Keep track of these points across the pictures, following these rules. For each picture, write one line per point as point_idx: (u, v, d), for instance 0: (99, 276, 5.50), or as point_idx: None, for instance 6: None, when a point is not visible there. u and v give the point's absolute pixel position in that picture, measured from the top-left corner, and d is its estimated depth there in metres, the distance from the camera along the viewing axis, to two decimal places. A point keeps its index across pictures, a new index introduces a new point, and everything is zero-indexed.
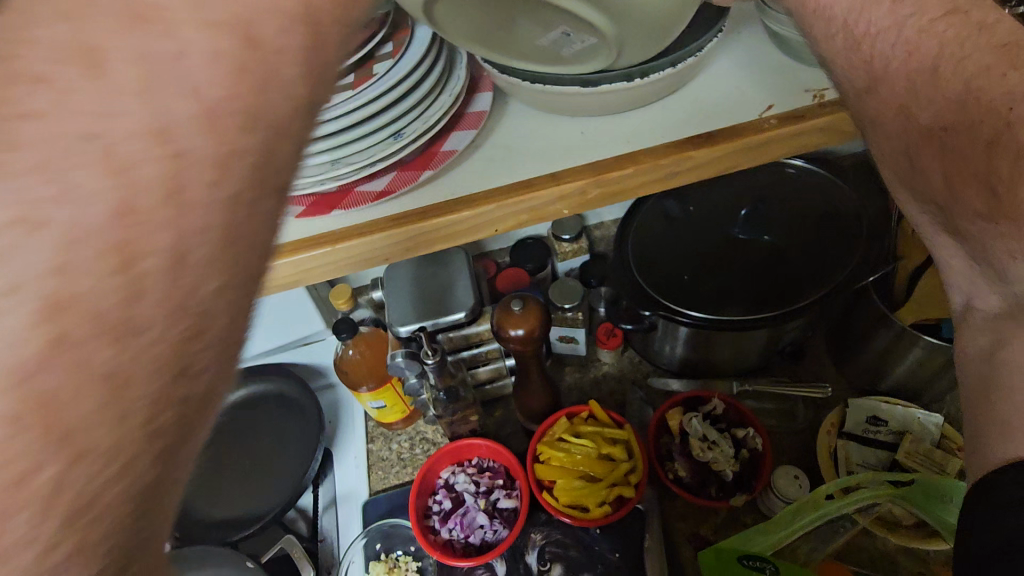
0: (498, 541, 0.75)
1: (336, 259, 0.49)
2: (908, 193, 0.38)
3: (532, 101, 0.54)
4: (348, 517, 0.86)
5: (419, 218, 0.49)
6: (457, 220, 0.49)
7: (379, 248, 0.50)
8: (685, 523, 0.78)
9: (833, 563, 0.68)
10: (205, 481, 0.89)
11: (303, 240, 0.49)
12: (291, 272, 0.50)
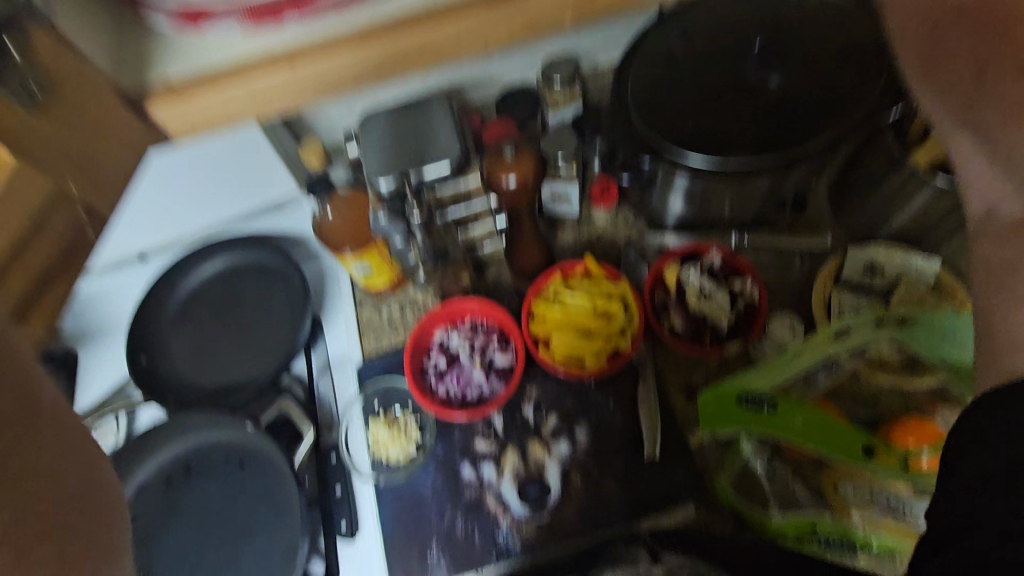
0: (493, 396, 0.75)
1: (297, 83, 0.42)
2: (938, 97, 0.39)
3: None
4: (343, 379, 0.85)
5: (396, 33, 0.41)
6: (444, 38, 0.42)
7: (349, 68, 0.42)
8: (678, 374, 0.77)
9: (826, 401, 0.70)
10: (191, 350, 0.87)
11: (241, 65, 0.41)
12: (242, 107, 0.42)
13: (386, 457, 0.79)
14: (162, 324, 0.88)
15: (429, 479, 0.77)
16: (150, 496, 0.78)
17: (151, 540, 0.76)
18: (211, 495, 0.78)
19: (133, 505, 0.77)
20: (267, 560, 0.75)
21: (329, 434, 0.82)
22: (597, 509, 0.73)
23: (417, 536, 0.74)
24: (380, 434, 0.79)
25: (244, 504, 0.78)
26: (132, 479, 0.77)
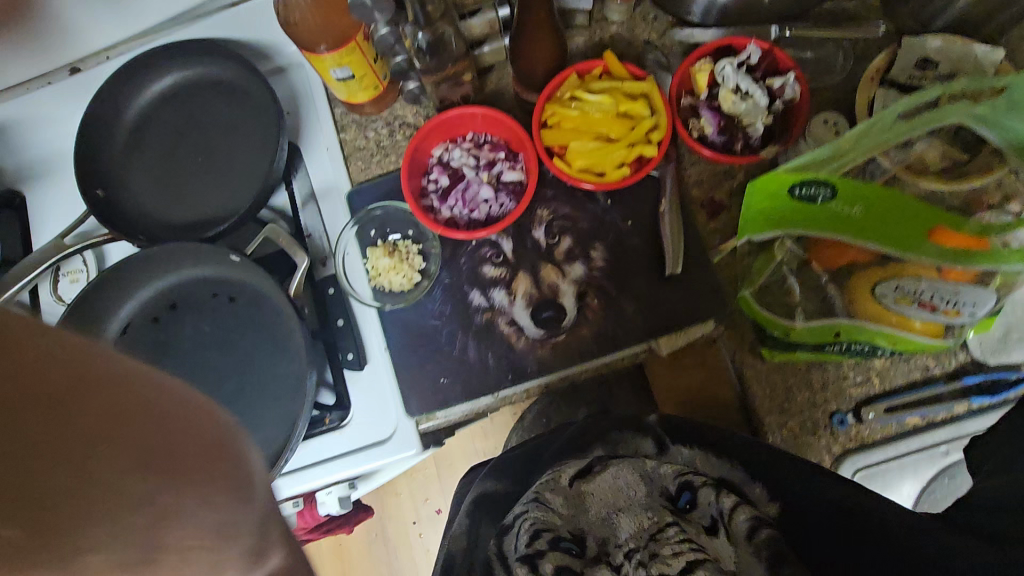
0: (504, 213, 0.67)
1: None
2: None
3: None
4: (332, 209, 0.78)
5: None
6: None
7: None
8: (701, 189, 0.72)
9: None
10: (153, 181, 0.77)
11: None
12: None
13: (389, 285, 0.74)
14: (115, 152, 0.77)
15: (437, 306, 0.73)
16: (141, 335, 0.74)
17: None
18: (205, 332, 0.74)
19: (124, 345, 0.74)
20: (274, 390, 0.72)
21: (324, 267, 0.75)
22: (616, 328, 0.70)
23: (428, 363, 0.72)
24: (381, 261, 0.73)
25: (242, 338, 0.73)
26: (116, 317, 0.74)
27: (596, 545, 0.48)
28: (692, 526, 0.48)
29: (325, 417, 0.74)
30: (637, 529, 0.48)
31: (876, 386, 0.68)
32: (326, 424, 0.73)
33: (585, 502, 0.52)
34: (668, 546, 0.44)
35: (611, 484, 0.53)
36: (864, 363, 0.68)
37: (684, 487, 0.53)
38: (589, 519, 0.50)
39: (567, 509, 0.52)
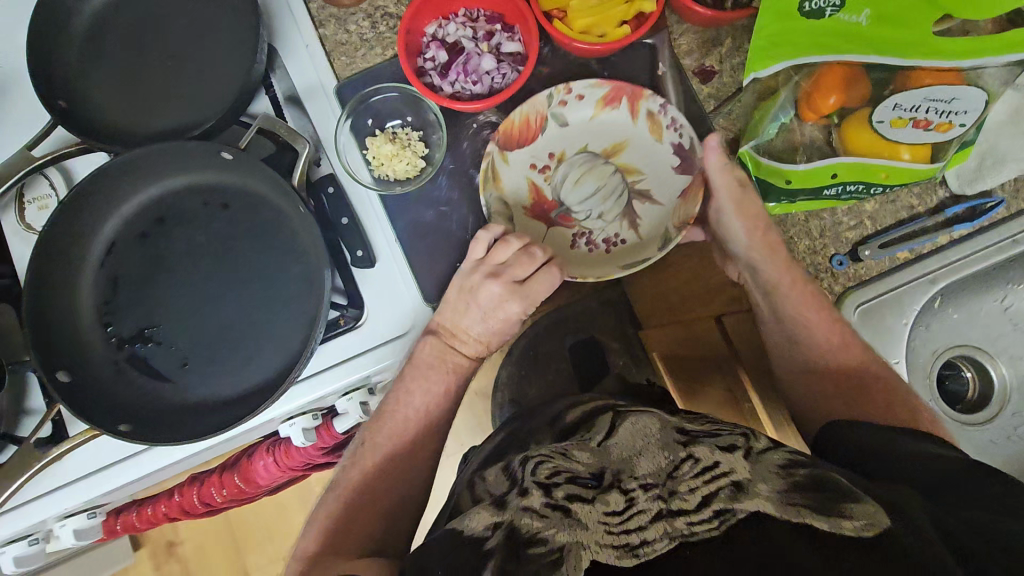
0: (506, 84, 0.67)
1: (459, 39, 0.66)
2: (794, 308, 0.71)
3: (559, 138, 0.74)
4: (322, 106, 0.74)
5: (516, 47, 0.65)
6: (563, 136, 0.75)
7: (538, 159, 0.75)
8: (692, 58, 0.75)
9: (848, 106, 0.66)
10: (121, 89, 0.71)
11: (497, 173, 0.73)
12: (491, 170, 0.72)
13: (392, 174, 0.72)
14: (72, 58, 0.70)
15: (444, 193, 0.73)
16: (129, 253, 0.69)
17: (149, 294, 0.69)
18: (200, 243, 0.70)
19: (111, 265, 0.69)
20: (288, 291, 0.69)
21: (319, 167, 0.72)
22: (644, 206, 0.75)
23: (439, 251, 0.73)
24: (383, 149, 0.72)
25: (241, 248, 0.70)
26: (97, 234, 0.69)
27: (612, 476, 0.51)
28: (706, 448, 0.50)
29: (341, 317, 0.71)
30: (657, 469, 0.50)
31: (869, 228, 0.72)
32: (343, 325, 0.71)
33: (609, 451, 0.55)
34: (684, 483, 0.46)
35: (632, 432, 0.57)
36: (857, 209, 0.72)
37: (707, 432, 0.55)
38: (613, 462, 0.53)
39: (589, 459, 0.54)
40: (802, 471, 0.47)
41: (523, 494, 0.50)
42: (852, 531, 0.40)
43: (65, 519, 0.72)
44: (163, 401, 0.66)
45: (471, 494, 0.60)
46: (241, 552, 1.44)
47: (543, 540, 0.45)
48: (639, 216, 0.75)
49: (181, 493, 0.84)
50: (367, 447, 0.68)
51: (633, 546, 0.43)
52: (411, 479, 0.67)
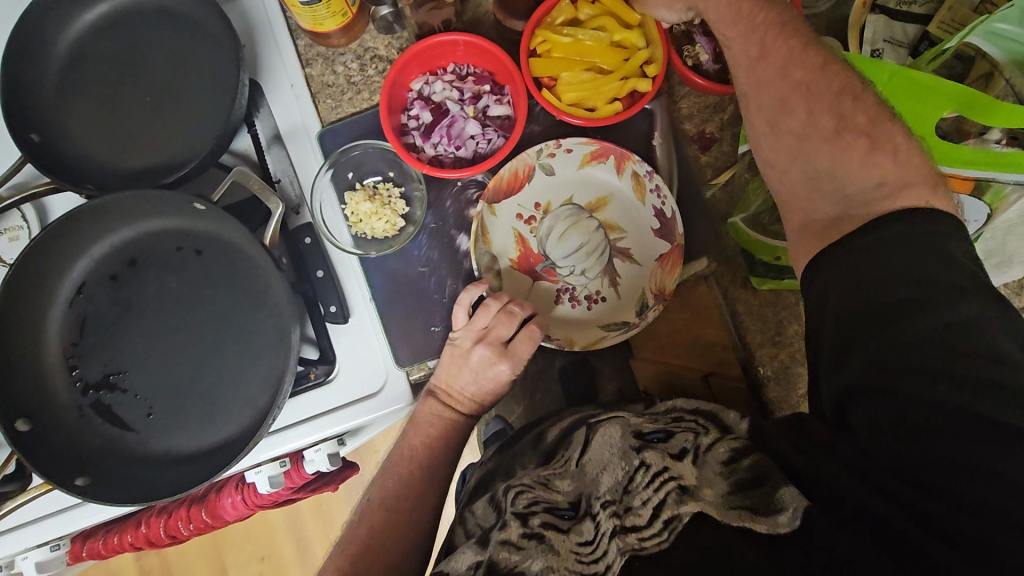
0: (492, 152, 0.66)
1: (445, 111, 0.66)
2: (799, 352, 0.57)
3: (549, 192, 0.72)
4: (303, 149, 0.72)
5: (498, 130, 0.66)
6: (548, 185, 0.72)
7: (527, 208, 0.72)
8: (692, 123, 0.73)
9: None
10: (95, 125, 0.68)
11: (482, 231, 0.69)
12: (477, 226, 0.69)
13: (370, 232, 0.71)
14: (45, 94, 0.67)
15: (423, 252, 0.72)
16: (97, 294, 0.68)
17: (116, 339, 0.67)
18: (171, 289, 0.68)
19: (80, 305, 0.67)
20: (259, 342, 0.67)
21: (297, 216, 0.69)
22: (639, 251, 0.71)
23: (415, 307, 0.72)
24: (362, 206, 0.70)
25: (212, 293, 0.68)
26: (66, 274, 0.67)
27: (585, 502, 0.47)
28: (656, 452, 0.47)
29: (310, 371, 0.69)
30: (615, 482, 0.46)
31: None
32: (313, 379, 0.69)
33: (584, 470, 0.50)
34: (637, 496, 0.45)
35: (600, 442, 0.51)
36: None
37: (660, 429, 0.51)
38: (585, 481, 0.49)
39: (568, 485, 0.49)
40: (746, 465, 0.46)
41: (501, 527, 0.46)
42: (787, 525, 0.41)
43: (27, 551, 0.73)
44: (125, 451, 0.65)
45: (462, 529, 0.56)
46: (218, 548, 1.42)
47: (518, 573, 0.42)
48: (619, 274, 0.71)
49: (148, 525, 0.82)
50: (374, 505, 0.63)
51: (599, 573, 0.41)
52: (405, 530, 0.61)
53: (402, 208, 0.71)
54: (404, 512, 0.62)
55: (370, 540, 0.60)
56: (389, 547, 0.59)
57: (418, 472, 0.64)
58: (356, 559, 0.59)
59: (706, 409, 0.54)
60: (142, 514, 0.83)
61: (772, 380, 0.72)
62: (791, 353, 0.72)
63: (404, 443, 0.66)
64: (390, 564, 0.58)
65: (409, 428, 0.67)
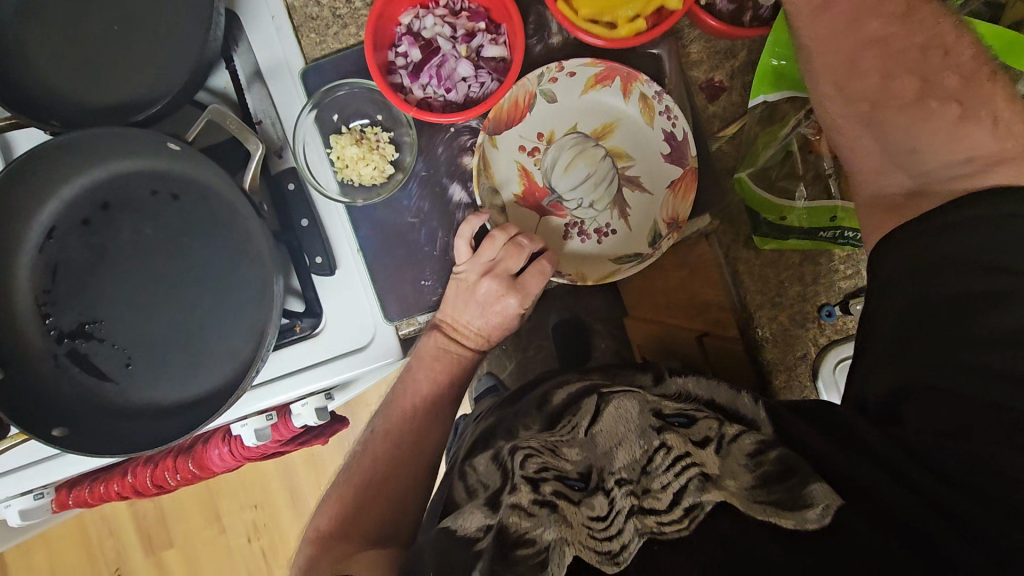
0: (484, 96, 0.61)
1: (435, 52, 0.61)
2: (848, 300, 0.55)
3: (551, 121, 0.68)
4: (285, 88, 0.67)
5: (492, 73, 0.62)
6: (549, 112, 0.68)
7: (530, 139, 0.68)
8: (701, 70, 0.69)
9: None
10: (57, 54, 0.63)
11: (484, 164, 0.65)
12: (478, 163, 0.65)
13: (358, 178, 0.67)
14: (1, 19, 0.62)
15: (413, 202, 0.68)
16: (69, 240, 0.64)
17: (90, 287, 0.64)
18: (146, 236, 0.65)
19: (50, 251, 0.64)
20: (241, 293, 0.65)
21: (280, 159, 0.65)
22: (648, 183, 0.68)
23: (406, 259, 0.69)
24: (348, 150, 0.66)
25: (191, 240, 0.65)
26: (34, 218, 0.63)
27: (597, 475, 0.44)
28: (677, 436, 0.44)
29: (296, 324, 0.67)
30: (632, 460, 0.44)
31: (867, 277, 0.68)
32: (298, 332, 0.67)
33: (595, 442, 0.47)
34: (657, 479, 0.42)
35: (613, 415, 0.48)
36: (856, 257, 0.68)
37: (681, 412, 0.48)
38: (596, 453, 0.46)
39: (576, 454, 0.47)
40: (772, 458, 0.42)
41: (511, 490, 0.44)
42: (816, 521, 0.38)
43: (10, 500, 0.72)
44: (104, 403, 0.63)
45: (462, 485, 0.55)
46: (212, 494, 1.44)
47: (530, 539, 0.40)
48: (629, 205, 0.68)
49: (134, 475, 0.81)
50: (368, 456, 0.61)
51: (614, 552, 0.39)
52: (399, 487, 0.59)
53: (392, 154, 0.67)
54: (398, 466, 0.60)
55: (361, 497, 0.58)
56: (380, 504, 0.58)
57: (412, 430, 0.62)
58: (346, 514, 0.57)
59: (721, 399, 0.50)
60: (128, 463, 0.82)
61: (770, 342, 0.69)
62: (792, 315, 0.69)
63: (400, 393, 0.64)
64: (379, 520, 0.56)
65: (407, 375, 0.65)
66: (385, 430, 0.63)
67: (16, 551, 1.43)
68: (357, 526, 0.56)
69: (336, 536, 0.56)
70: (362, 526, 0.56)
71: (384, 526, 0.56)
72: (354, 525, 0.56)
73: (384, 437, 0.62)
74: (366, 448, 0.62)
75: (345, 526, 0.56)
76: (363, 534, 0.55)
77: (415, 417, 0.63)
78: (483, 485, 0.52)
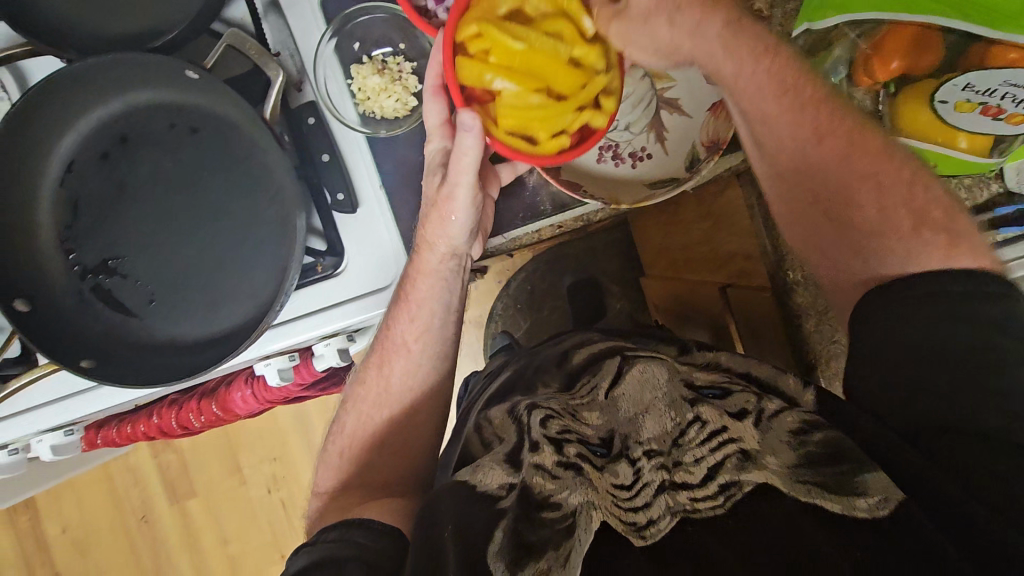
0: None
1: None
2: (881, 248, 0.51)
3: None
4: (303, 18, 0.64)
5: None
6: None
7: None
8: None
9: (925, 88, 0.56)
10: None
11: None
12: None
13: (380, 111, 0.66)
14: None
15: None
16: (89, 174, 0.63)
17: (111, 222, 0.63)
18: (166, 170, 0.64)
19: (71, 185, 0.63)
20: (262, 230, 0.64)
21: (300, 93, 0.64)
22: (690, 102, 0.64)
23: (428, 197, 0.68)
24: (370, 81, 0.65)
25: (212, 176, 0.64)
26: (54, 151, 0.62)
27: (619, 441, 0.48)
28: (713, 410, 0.47)
29: (318, 263, 0.66)
30: (663, 432, 0.46)
31: None
32: (319, 271, 0.66)
33: (617, 406, 0.52)
34: (689, 453, 0.44)
35: (640, 381, 0.52)
36: None
37: (715, 388, 0.51)
38: (620, 419, 0.50)
39: (598, 419, 0.51)
40: (818, 438, 0.44)
41: (533, 450, 0.48)
42: (865, 511, 0.39)
43: (40, 435, 0.73)
44: (130, 338, 0.63)
45: (477, 438, 0.58)
46: (231, 446, 1.47)
47: (556, 503, 0.43)
48: (667, 127, 0.65)
49: (159, 416, 0.82)
50: (377, 404, 0.64)
51: (639, 526, 0.41)
52: (410, 441, 0.63)
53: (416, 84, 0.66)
54: (408, 419, 0.64)
55: (373, 452, 0.63)
56: (385, 456, 0.62)
57: (416, 387, 0.64)
58: (359, 466, 0.62)
59: (761, 377, 0.54)
60: (154, 405, 0.83)
61: (800, 286, 0.72)
62: None
63: (395, 333, 0.64)
64: (379, 469, 0.61)
65: (404, 314, 0.63)
66: (373, 367, 0.65)
67: (46, 496, 1.48)
68: (363, 476, 0.61)
69: (343, 483, 0.61)
70: (366, 476, 0.60)
71: (387, 472, 0.61)
72: (357, 478, 0.61)
73: (372, 379, 0.64)
74: (359, 384, 0.66)
75: (348, 476, 0.61)
76: (368, 481, 0.60)
77: (395, 354, 0.63)
78: (497, 437, 0.55)
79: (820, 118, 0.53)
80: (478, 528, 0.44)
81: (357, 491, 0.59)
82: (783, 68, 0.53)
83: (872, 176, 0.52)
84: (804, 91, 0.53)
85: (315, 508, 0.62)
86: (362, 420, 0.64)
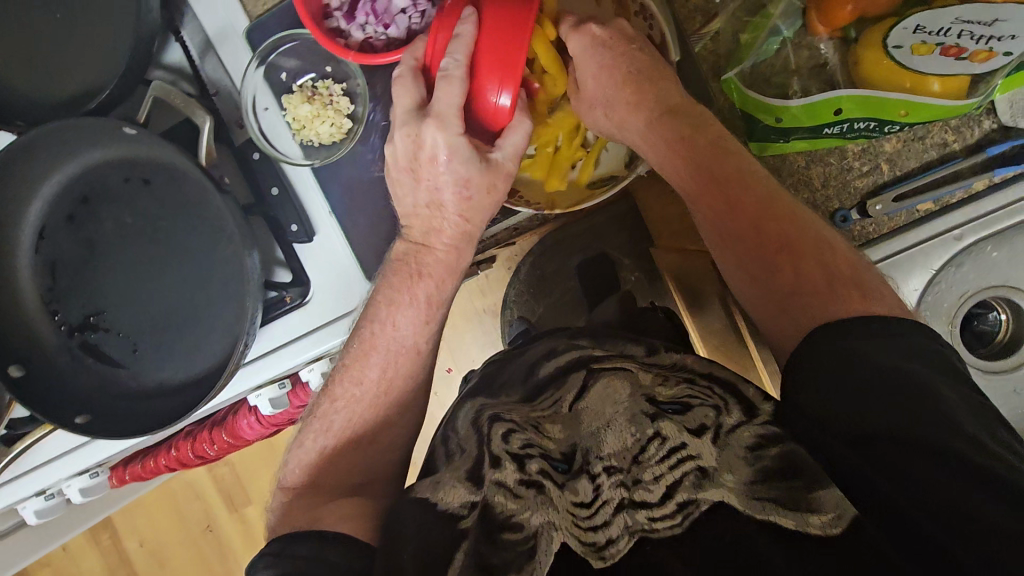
0: (426, 27, 0.57)
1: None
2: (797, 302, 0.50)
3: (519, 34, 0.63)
4: (235, 55, 0.64)
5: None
6: None
7: None
8: None
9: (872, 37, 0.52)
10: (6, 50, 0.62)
11: None
12: None
13: (316, 137, 0.66)
14: None
15: (376, 154, 0.66)
16: (59, 237, 0.66)
17: (87, 279, 0.66)
18: (128, 225, 0.66)
19: (46, 250, 0.66)
20: (224, 271, 0.66)
21: (242, 129, 0.65)
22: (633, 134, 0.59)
23: (380, 213, 0.67)
24: (301, 110, 0.65)
25: (171, 226, 0.66)
26: (24, 220, 0.65)
27: (580, 458, 0.48)
28: (674, 425, 0.47)
29: (284, 295, 0.67)
30: (622, 448, 0.47)
31: (887, 174, 0.62)
32: (288, 303, 0.67)
33: (579, 419, 0.51)
34: (648, 470, 0.46)
35: (602, 396, 0.51)
36: (873, 150, 0.61)
37: (676, 399, 0.50)
38: (581, 434, 0.50)
39: (560, 432, 0.51)
40: (773, 453, 0.45)
41: (494, 466, 0.48)
42: (819, 528, 0.41)
43: (68, 480, 0.79)
44: (121, 388, 0.66)
45: (443, 449, 0.56)
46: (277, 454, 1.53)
47: (517, 524, 0.44)
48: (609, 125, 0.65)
49: (177, 448, 0.87)
50: (364, 405, 0.61)
51: (598, 547, 0.44)
52: (387, 449, 0.62)
53: (345, 106, 0.66)
54: (384, 436, 0.62)
55: (350, 452, 0.61)
56: (366, 461, 0.61)
57: (399, 401, 0.62)
58: (333, 469, 0.60)
59: (723, 379, 0.52)
60: (173, 438, 0.89)
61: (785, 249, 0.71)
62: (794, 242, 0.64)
63: (388, 343, 0.61)
64: (358, 473, 0.60)
65: (400, 310, 0.61)
66: (375, 363, 0.61)
67: (121, 514, 1.59)
68: (327, 476, 0.59)
69: (300, 481, 0.59)
70: (321, 478, 0.59)
71: (360, 475, 0.60)
72: (324, 482, 0.59)
73: (372, 372, 0.61)
74: (355, 382, 0.62)
75: (316, 483, 0.59)
76: (337, 480, 0.59)
77: (403, 356, 0.62)
78: (460, 448, 0.53)
79: (726, 168, 0.54)
80: (442, 551, 0.44)
81: (307, 490, 0.58)
82: (674, 132, 0.56)
83: (786, 225, 0.52)
84: (704, 148, 0.55)
85: (280, 503, 0.60)
86: (354, 417, 0.61)
